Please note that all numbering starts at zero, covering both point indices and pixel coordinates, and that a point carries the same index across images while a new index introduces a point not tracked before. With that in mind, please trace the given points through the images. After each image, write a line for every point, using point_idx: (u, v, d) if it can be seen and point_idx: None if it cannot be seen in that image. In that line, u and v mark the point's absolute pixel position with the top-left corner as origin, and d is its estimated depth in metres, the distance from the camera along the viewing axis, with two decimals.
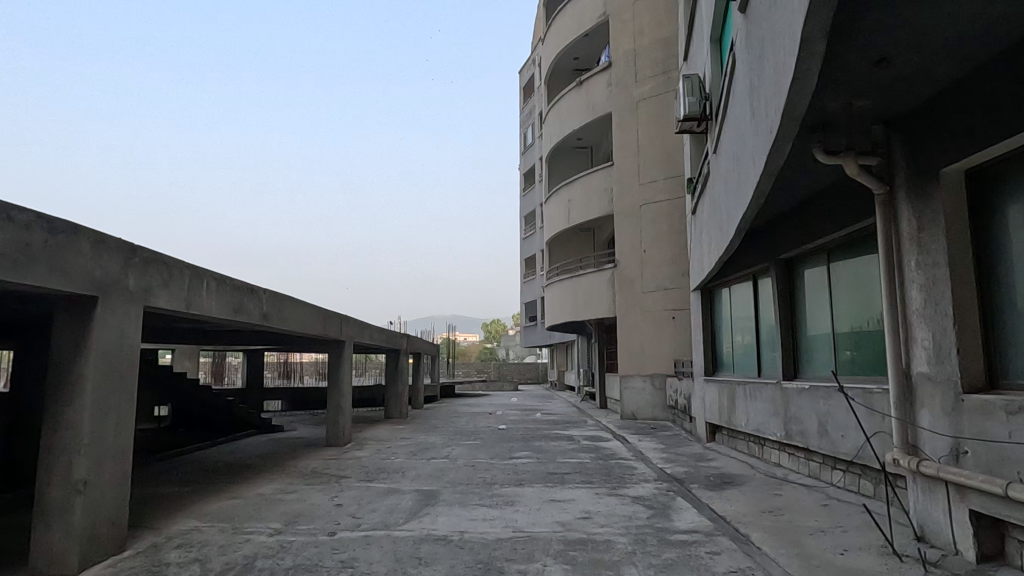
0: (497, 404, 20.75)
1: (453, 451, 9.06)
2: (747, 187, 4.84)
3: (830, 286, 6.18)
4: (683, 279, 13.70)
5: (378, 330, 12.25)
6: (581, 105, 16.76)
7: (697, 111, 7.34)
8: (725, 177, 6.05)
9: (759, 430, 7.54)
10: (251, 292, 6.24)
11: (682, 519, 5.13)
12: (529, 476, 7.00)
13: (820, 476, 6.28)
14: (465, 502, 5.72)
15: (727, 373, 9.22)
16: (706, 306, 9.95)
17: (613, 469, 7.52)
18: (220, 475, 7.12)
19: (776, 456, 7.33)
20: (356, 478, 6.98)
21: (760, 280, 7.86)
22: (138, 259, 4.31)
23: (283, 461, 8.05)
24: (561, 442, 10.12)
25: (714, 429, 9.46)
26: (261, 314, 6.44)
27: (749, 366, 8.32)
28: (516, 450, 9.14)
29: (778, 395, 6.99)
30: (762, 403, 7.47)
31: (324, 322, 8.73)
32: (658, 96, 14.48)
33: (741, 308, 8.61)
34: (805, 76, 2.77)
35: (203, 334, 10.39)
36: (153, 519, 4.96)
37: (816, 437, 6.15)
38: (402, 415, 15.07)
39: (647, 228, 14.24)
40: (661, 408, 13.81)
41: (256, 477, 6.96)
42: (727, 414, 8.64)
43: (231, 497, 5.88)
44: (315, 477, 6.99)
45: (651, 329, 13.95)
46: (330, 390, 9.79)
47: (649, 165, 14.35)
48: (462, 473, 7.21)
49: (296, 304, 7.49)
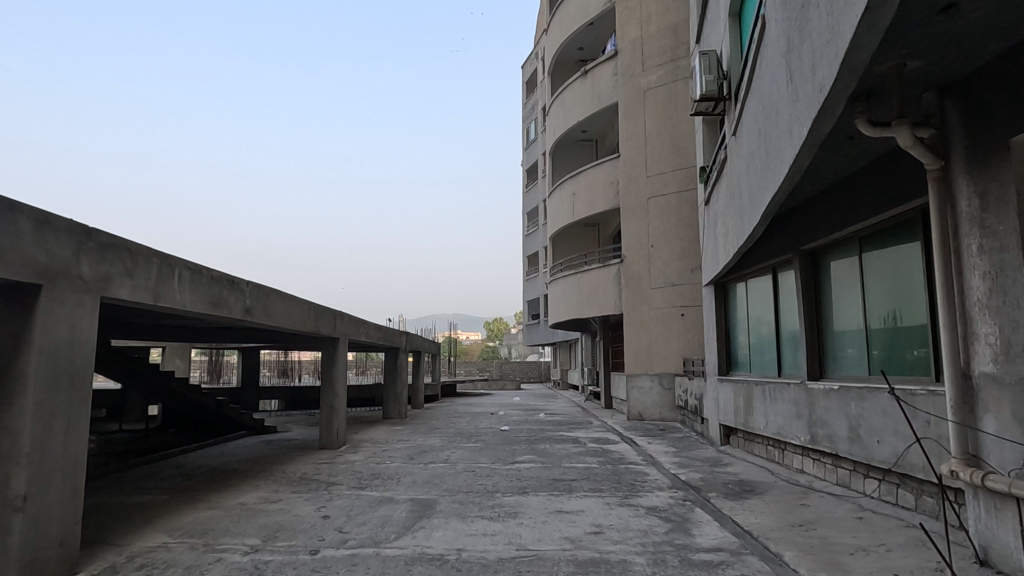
0: (499, 403, 20.23)
1: (452, 454, 8.55)
2: (778, 165, 4.32)
3: (862, 277, 5.67)
4: (692, 275, 13.15)
5: (375, 328, 11.76)
6: (586, 96, 16.26)
7: (714, 91, 6.82)
8: (748, 159, 5.54)
9: (780, 434, 7.03)
10: (232, 285, 5.75)
11: (704, 535, 4.63)
12: (534, 483, 6.51)
13: (851, 485, 5.77)
14: (463, 513, 5.22)
15: (742, 372, 8.71)
16: (720, 301, 9.44)
17: (624, 476, 7.01)
18: (202, 481, 6.64)
19: (799, 461, 6.83)
20: (347, 485, 6.49)
21: (780, 273, 7.35)
22: (93, 244, 3.82)
23: (272, 466, 7.55)
24: (566, 445, 9.62)
25: (729, 431, 8.96)
26: (243, 309, 5.95)
27: (768, 365, 7.80)
28: (519, 453, 8.64)
29: (802, 397, 6.49)
30: (783, 405, 6.96)
31: (316, 318, 8.24)
32: (666, 85, 13.91)
33: (758, 303, 8.09)
34: (877, 9, 2.26)
35: (192, 332, 9.95)
36: (118, 535, 4.48)
37: (846, 443, 5.64)
38: (401, 415, 14.58)
39: (654, 222, 13.72)
40: (670, 408, 13.29)
41: (240, 484, 6.47)
42: (744, 416, 8.12)
43: (209, 508, 5.38)
44: (304, 484, 6.49)
45: (659, 327, 13.43)
46: (323, 389, 9.29)
47: (657, 157, 13.84)
48: (461, 480, 6.72)
49: (283, 298, 6.99)
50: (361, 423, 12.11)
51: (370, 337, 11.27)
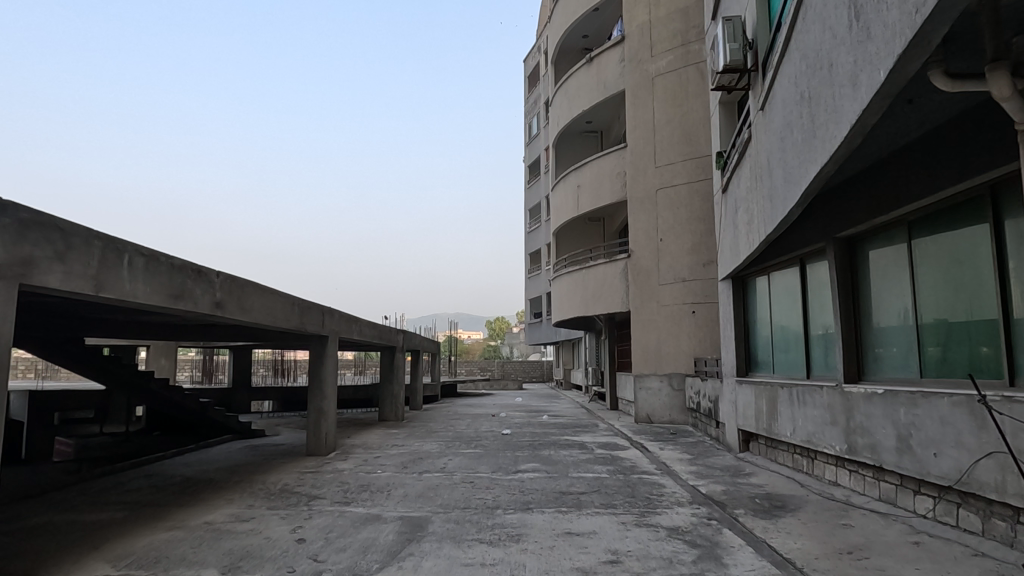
0: (501, 404, 19.58)
1: (450, 462, 7.89)
2: (831, 129, 3.63)
3: (911, 267, 5.01)
4: (704, 270, 12.47)
5: (369, 326, 11.12)
6: (591, 84, 15.57)
7: (739, 61, 6.14)
8: (784, 133, 4.87)
9: (811, 442, 6.35)
10: (198, 275, 5.09)
11: (739, 565, 3.96)
12: (538, 498, 5.83)
13: (896, 502, 5.12)
14: (458, 536, 4.55)
15: (764, 374, 8.03)
16: (738, 296, 8.76)
17: (638, 488, 6.33)
18: (171, 494, 5.98)
19: (832, 473, 6.15)
20: (330, 499, 5.81)
21: (810, 265, 6.67)
22: (11, 221, 3.19)
23: (252, 476, 6.89)
24: (572, 451, 8.96)
25: (749, 437, 8.30)
26: (212, 302, 5.30)
27: (795, 366, 7.13)
28: (522, 460, 7.98)
29: (838, 402, 5.82)
30: (814, 409, 6.29)
31: (301, 315, 7.59)
32: (676, 71, 13.23)
33: (783, 298, 7.42)
34: None
35: (172, 329, 9.30)
36: (53, 567, 3.83)
37: (894, 454, 4.97)
38: (397, 417, 13.94)
39: (663, 215, 13.05)
40: (680, 410, 12.62)
41: (211, 499, 5.79)
42: (767, 421, 7.45)
43: (169, 530, 4.71)
44: (284, 498, 5.83)
45: (668, 325, 12.78)
46: (311, 392, 8.62)
47: (666, 146, 13.17)
48: (457, 493, 6.04)
49: (261, 291, 6.33)
50: (355, 426, 11.47)
51: (363, 336, 10.61)
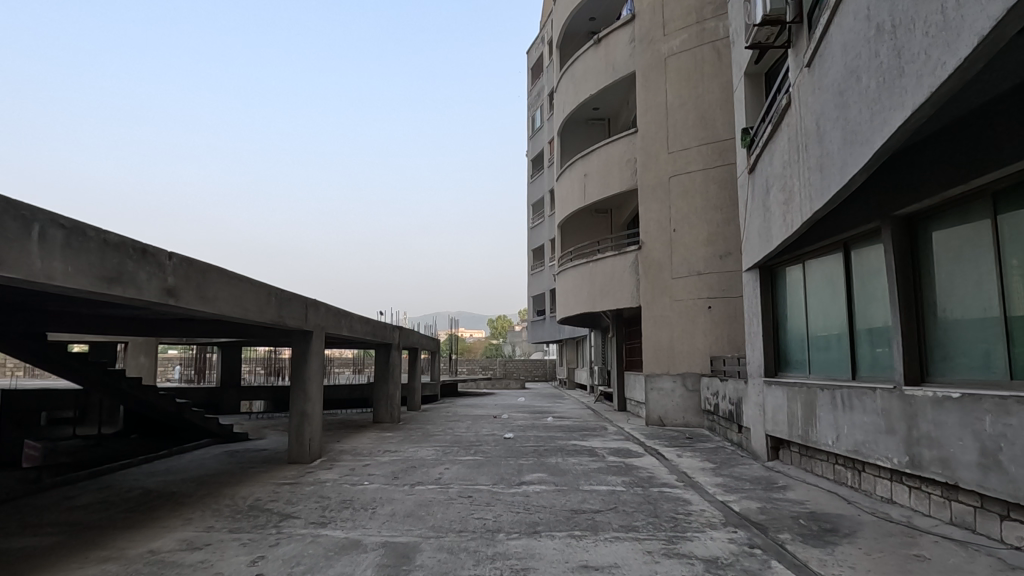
0: (503, 405, 18.77)
1: (446, 472, 7.06)
2: (934, 54, 2.76)
3: (996, 248, 4.18)
4: (720, 263, 11.64)
5: (361, 321, 10.29)
6: (599, 67, 14.73)
7: (780, 11, 5.31)
8: (846, 84, 4.02)
9: (860, 453, 5.52)
10: (143, 255, 4.26)
11: None
12: (547, 519, 4.99)
13: (975, 529, 4.28)
14: (450, 572, 3.73)
15: (797, 373, 7.20)
16: (766, 289, 7.92)
17: (660, 506, 5.51)
18: (122, 512, 5.17)
19: (886, 489, 5.31)
20: (304, 520, 4.98)
21: (857, 250, 5.84)
22: None
23: (221, 489, 6.07)
24: (582, 458, 8.14)
25: (779, 444, 7.46)
26: (163, 288, 4.48)
27: (837, 366, 6.29)
28: (527, 470, 7.14)
29: (896, 407, 4.98)
30: (863, 415, 5.45)
31: (280, 307, 6.77)
32: (690, 50, 12.39)
33: (821, 289, 6.60)
34: None
35: (145, 325, 8.52)
36: None
37: (974, 471, 4.14)
38: (393, 419, 13.12)
39: (677, 203, 12.21)
40: (695, 412, 11.77)
41: (166, 518, 4.99)
42: (803, 428, 6.61)
43: (101, 561, 3.90)
44: (250, 519, 5.00)
45: (681, 321, 11.95)
46: (293, 391, 7.80)
47: (680, 130, 12.35)
48: (452, 512, 5.21)
49: (226, 278, 5.50)
50: (347, 430, 10.67)
51: (355, 332, 9.80)
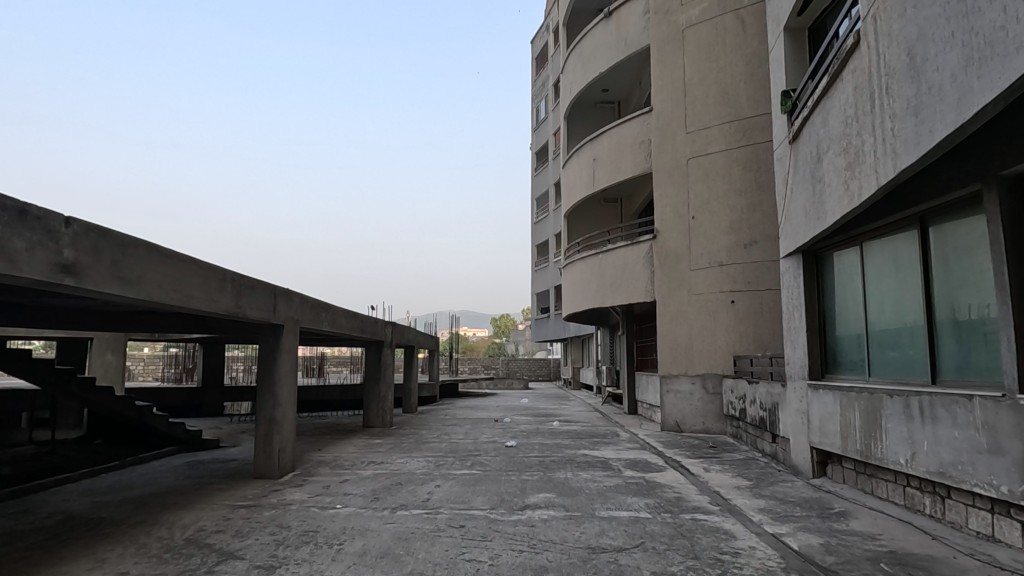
0: (505, 406, 17.66)
1: (436, 492, 5.97)
2: None
3: None
4: (745, 252, 10.51)
5: (346, 316, 9.22)
6: (610, 43, 13.60)
7: None
8: None
9: (947, 476, 4.42)
10: (20, 219, 3.19)
11: None
12: (557, 563, 3.89)
13: None
14: None
15: (853, 376, 6.10)
16: (811, 278, 6.82)
17: (700, 542, 4.40)
18: (19, 549, 4.08)
19: (987, 522, 4.18)
20: (247, 563, 3.89)
21: (943, 225, 4.71)
22: None
23: (159, 515, 4.98)
24: (595, 473, 7.03)
25: (829, 458, 6.35)
26: (52, 263, 3.39)
27: (909, 368, 5.18)
28: (531, 490, 6.05)
29: (1006, 422, 3.88)
30: (956, 429, 4.32)
31: (238, 295, 5.69)
32: (711, 20, 11.27)
33: (885, 275, 5.50)
34: None
35: (95, 318, 7.45)
36: None
37: None
38: (385, 424, 12.03)
39: (696, 187, 11.11)
40: (716, 418, 10.67)
41: (70, 560, 3.89)
42: (862, 441, 5.52)
43: None
44: (179, 562, 3.91)
45: (701, 317, 10.85)
46: (260, 395, 6.71)
47: (700, 108, 11.24)
48: (439, 550, 4.13)
49: (156, 254, 4.41)
50: (331, 436, 9.61)
51: (337, 327, 8.74)
